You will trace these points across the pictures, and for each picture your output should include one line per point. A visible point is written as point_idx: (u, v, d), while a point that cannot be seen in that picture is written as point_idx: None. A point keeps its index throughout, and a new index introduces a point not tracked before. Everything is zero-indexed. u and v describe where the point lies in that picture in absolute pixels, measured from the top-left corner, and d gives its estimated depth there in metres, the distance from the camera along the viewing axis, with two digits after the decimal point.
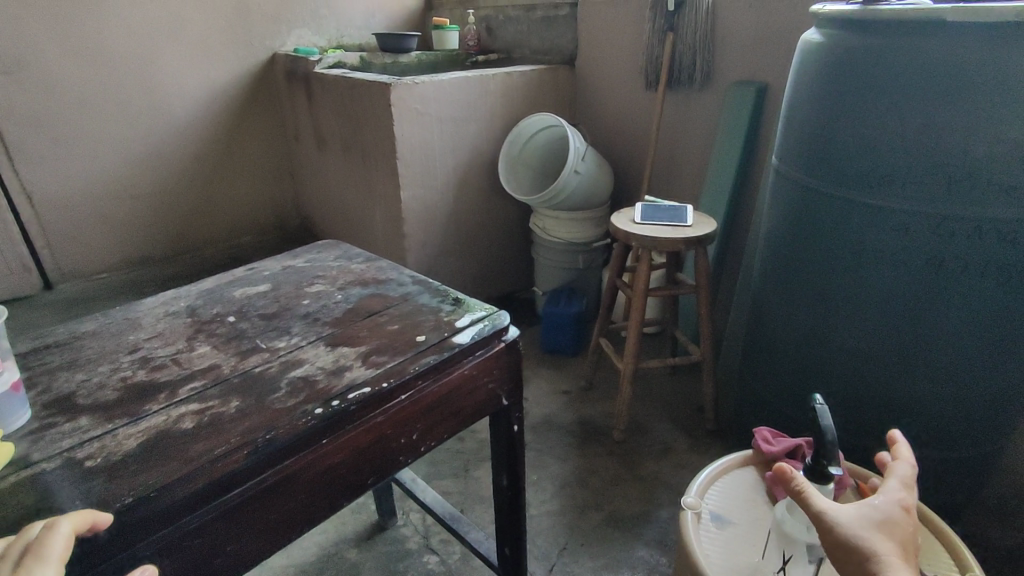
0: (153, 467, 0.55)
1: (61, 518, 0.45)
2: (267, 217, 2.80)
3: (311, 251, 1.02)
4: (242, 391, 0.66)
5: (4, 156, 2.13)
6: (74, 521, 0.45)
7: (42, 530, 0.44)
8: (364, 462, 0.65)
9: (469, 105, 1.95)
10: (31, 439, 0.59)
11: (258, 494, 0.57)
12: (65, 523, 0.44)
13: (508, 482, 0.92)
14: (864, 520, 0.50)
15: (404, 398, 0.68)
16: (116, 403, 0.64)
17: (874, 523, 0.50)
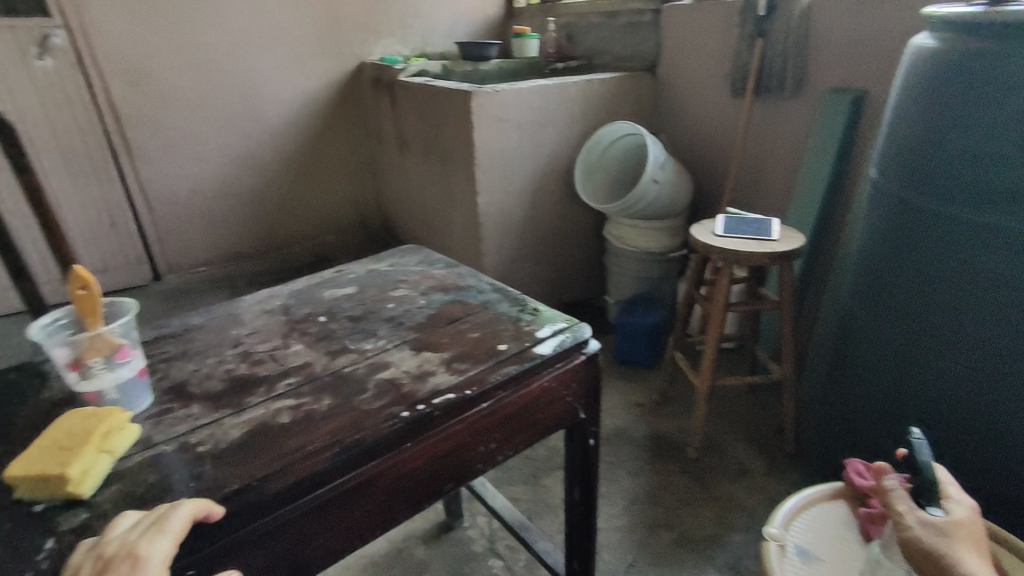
0: (252, 459, 0.58)
1: (184, 500, 0.50)
2: (352, 218, 2.96)
3: (395, 254, 1.05)
4: (333, 390, 0.69)
5: (123, 158, 2.35)
6: (195, 506, 0.50)
7: (168, 509, 0.49)
8: (443, 468, 0.66)
9: (549, 113, 1.96)
10: (150, 424, 0.64)
11: (344, 493, 0.58)
12: (186, 507, 0.49)
13: (580, 496, 0.91)
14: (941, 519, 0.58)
15: (485, 407, 0.68)
16: (221, 395, 0.68)
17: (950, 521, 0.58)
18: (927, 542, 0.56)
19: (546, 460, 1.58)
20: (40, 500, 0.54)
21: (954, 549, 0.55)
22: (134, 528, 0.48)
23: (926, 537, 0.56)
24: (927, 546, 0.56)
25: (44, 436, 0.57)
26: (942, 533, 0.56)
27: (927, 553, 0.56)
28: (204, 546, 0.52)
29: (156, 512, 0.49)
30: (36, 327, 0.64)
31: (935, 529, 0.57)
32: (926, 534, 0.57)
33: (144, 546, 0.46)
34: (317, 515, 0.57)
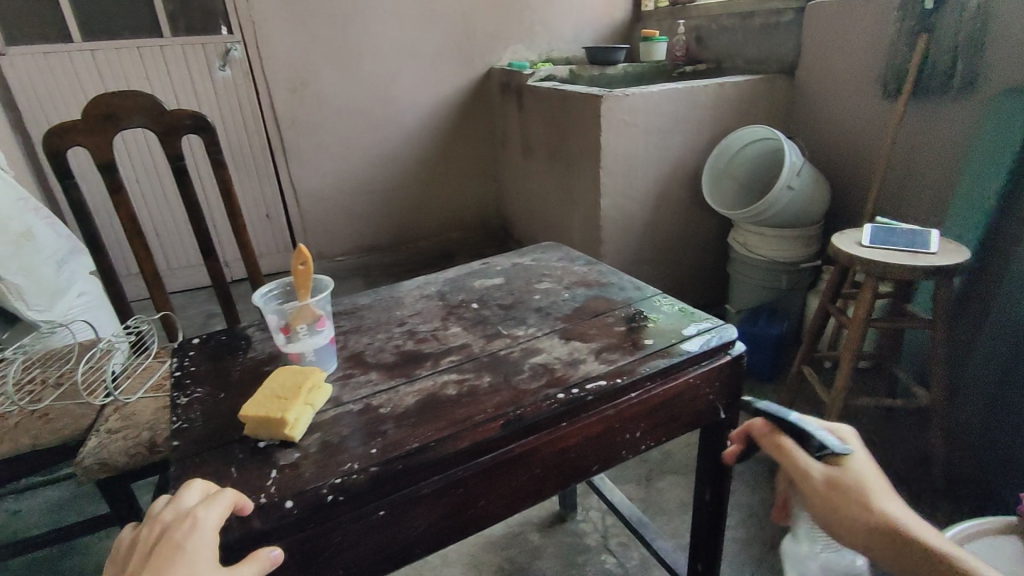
0: (429, 422, 0.65)
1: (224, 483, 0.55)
2: (474, 217, 3.13)
3: (536, 251, 1.11)
4: (492, 368, 0.75)
5: (281, 156, 2.63)
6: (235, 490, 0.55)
7: (207, 489, 0.54)
8: (593, 450, 0.70)
9: (678, 117, 1.94)
10: (339, 385, 0.74)
11: (507, 461, 0.64)
12: (229, 488, 0.54)
13: (712, 497, 0.91)
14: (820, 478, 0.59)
15: (635, 396, 0.71)
16: (395, 365, 0.77)
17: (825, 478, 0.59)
18: (842, 483, 0.58)
19: (661, 464, 1.58)
20: (263, 439, 0.64)
21: (869, 481, 0.57)
22: (178, 502, 0.53)
23: (839, 479, 0.58)
24: (848, 488, 0.57)
25: (263, 387, 0.67)
26: (848, 471, 0.58)
27: (855, 499, 0.56)
28: (392, 491, 0.60)
29: (197, 492, 0.54)
30: (257, 294, 0.75)
31: (843, 468, 0.58)
32: (841, 477, 0.58)
33: (198, 510, 0.51)
34: (485, 478, 0.63)
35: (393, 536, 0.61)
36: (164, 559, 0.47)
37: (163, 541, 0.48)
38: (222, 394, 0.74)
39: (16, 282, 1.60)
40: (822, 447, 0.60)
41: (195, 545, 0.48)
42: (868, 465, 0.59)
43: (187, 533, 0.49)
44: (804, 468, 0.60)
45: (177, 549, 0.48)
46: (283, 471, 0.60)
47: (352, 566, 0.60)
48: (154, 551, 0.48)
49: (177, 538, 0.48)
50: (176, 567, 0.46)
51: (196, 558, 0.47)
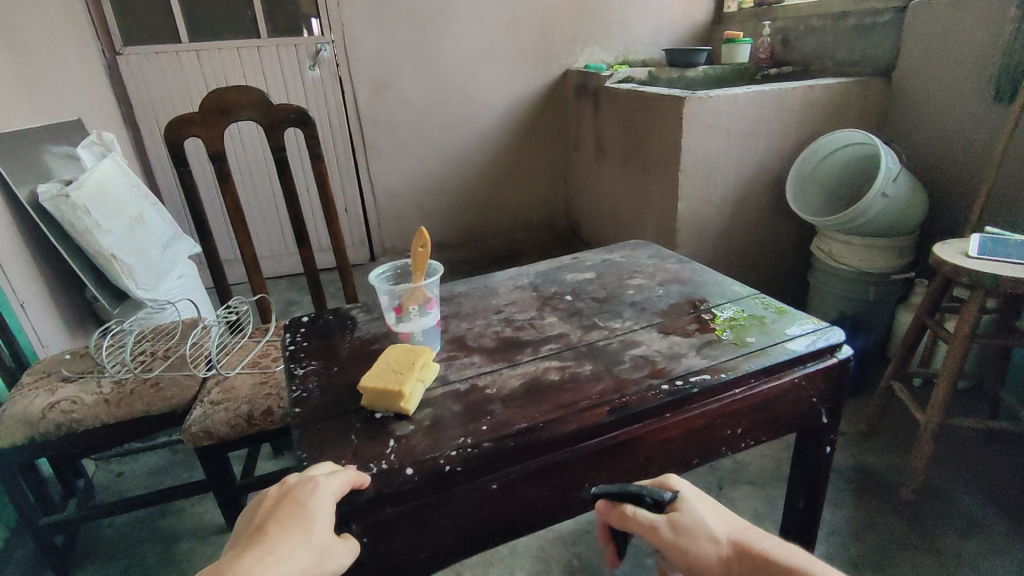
0: (535, 404, 0.67)
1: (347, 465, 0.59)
2: (542, 217, 3.15)
3: (625, 248, 1.12)
4: (591, 356, 0.77)
5: (361, 153, 2.73)
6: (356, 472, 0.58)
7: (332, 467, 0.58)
8: (694, 443, 0.71)
9: (763, 120, 1.89)
10: (444, 365, 0.77)
11: (611, 447, 0.65)
12: (353, 469, 0.58)
13: (805, 505, 0.89)
14: (696, 521, 0.56)
15: (738, 392, 0.71)
16: (496, 350, 0.80)
17: (696, 520, 0.56)
18: (685, 526, 0.55)
19: (734, 473, 1.55)
20: (378, 410, 0.68)
21: (706, 515, 0.56)
22: (308, 470, 0.57)
23: (684, 524, 0.55)
24: (691, 528, 0.55)
25: (379, 361, 0.71)
26: (687, 511, 0.57)
27: (701, 538, 0.54)
28: (502, 467, 0.62)
29: (325, 466, 0.58)
30: (372, 274, 0.79)
31: (682, 510, 0.56)
32: (680, 520, 0.56)
33: (321, 475, 0.55)
34: (589, 461, 0.65)
35: (500, 511, 0.63)
36: (287, 513, 0.52)
37: (290, 495, 0.54)
38: (335, 368, 0.78)
39: (128, 262, 1.74)
40: (652, 497, 0.58)
41: (315, 508, 0.52)
42: (698, 499, 0.59)
43: (311, 493, 0.53)
44: (648, 523, 0.56)
45: (300, 506, 0.52)
46: (400, 441, 0.63)
47: (462, 536, 0.62)
48: (280, 505, 0.53)
49: (300, 497, 0.53)
50: (296, 524, 0.51)
51: (314, 519, 0.52)
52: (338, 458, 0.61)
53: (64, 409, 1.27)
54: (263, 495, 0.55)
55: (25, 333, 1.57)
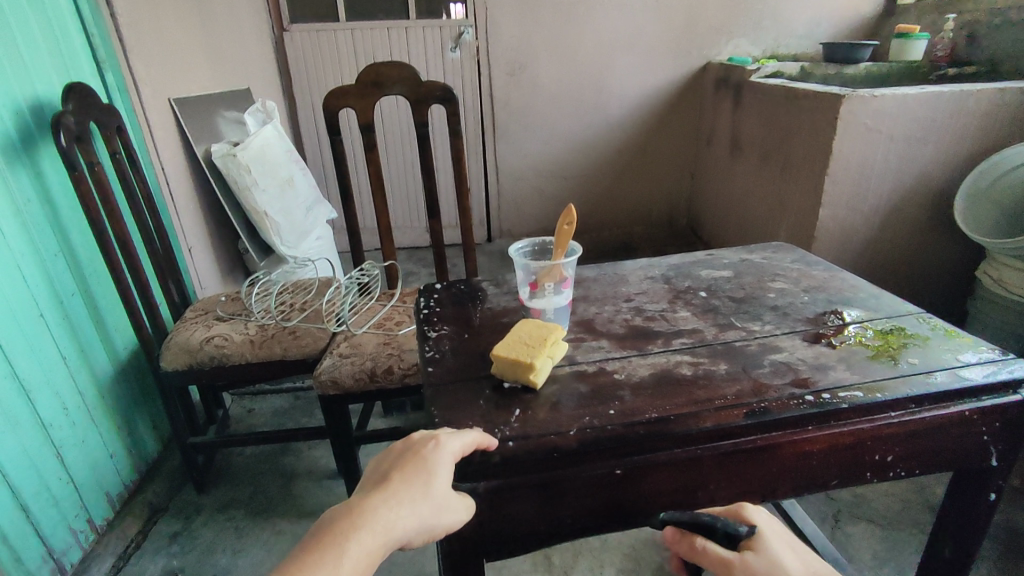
0: (666, 396, 0.65)
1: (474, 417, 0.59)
2: (662, 212, 3.06)
3: (767, 250, 1.06)
4: (727, 356, 0.73)
5: (491, 136, 2.80)
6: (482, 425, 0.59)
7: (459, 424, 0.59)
8: (835, 463, 0.65)
9: (935, 125, 1.69)
10: (571, 346, 0.77)
11: (746, 452, 0.62)
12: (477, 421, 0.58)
13: (953, 556, 0.80)
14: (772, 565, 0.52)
15: (893, 416, 0.64)
16: (626, 337, 0.79)
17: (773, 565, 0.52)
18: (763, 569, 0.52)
19: (852, 507, 1.45)
20: (507, 379, 0.69)
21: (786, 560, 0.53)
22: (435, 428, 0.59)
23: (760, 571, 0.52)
24: (769, 571, 0.52)
25: (512, 333, 0.72)
26: (763, 552, 0.53)
27: None
28: (629, 454, 0.61)
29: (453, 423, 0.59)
30: (511, 249, 0.81)
31: (760, 552, 0.53)
32: (755, 561, 0.52)
33: (444, 434, 0.56)
34: (720, 463, 0.62)
35: (621, 498, 0.62)
36: (410, 464, 0.53)
37: (413, 450, 0.55)
38: (466, 335, 0.81)
39: (277, 219, 1.91)
40: (727, 531, 0.55)
41: (437, 463, 0.53)
42: (778, 540, 0.55)
43: (433, 451, 0.54)
44: (720, 561, 0.54)
45: (422, 461, 0.53)
46: (525, 412, 0.64)
47: (580, 518, 0.62)
48: (405, 458, 0.54)
49: (423, 452, 0.54)
50: (417, 475, 0.52)
51: (434, 474, 0.53)
52: (468, 420, 0.64)
53: (217, 343, 1.42)
54: (393, 447, 0.56)
55: (189, 274, 1.77)
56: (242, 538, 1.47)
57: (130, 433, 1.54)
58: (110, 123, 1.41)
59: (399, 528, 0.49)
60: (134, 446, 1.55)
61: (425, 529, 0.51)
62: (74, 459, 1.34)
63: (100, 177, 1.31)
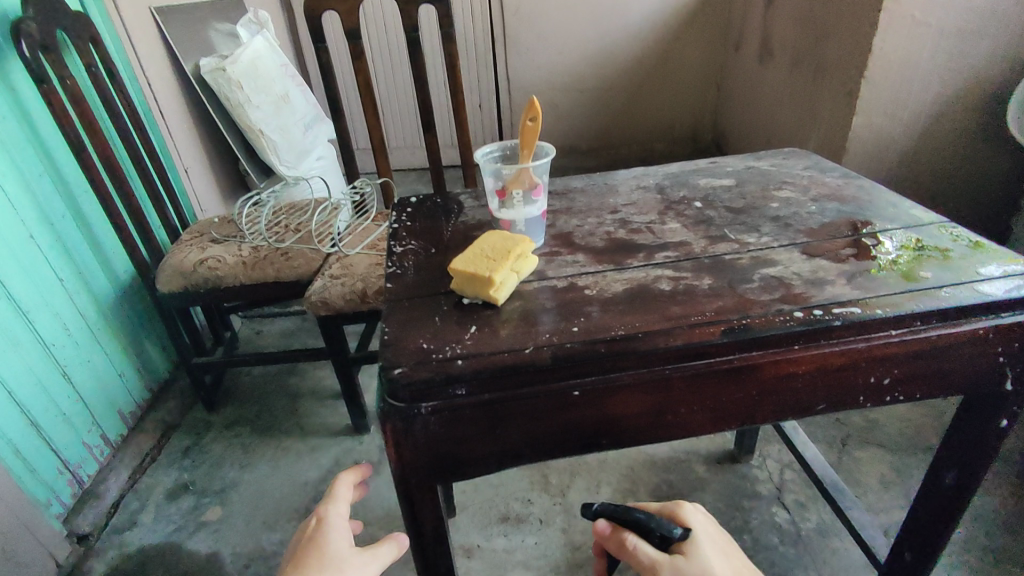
0: (637, 312, 0.59)
1: (341, 475, 0.64)
2: (685, 127, 2.88)
3: (777, 156, 0.95)
4: (713, 271, 0.66)
5: (502, 47, 2.62)
6: (352, 473, 0.65)
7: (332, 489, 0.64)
8: (822, 386, 0.59)
9: (993, 16, 1.49)
10: (543, 261, 0.70)
11: (721, 374, 0.56)
12: (347, 475, 0.64)
13: (955, 482, 0.75)
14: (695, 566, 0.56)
15: (893, 335, 0.57)
16: (604, 250, 0.72)
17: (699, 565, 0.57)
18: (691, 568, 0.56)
19: (863, 431, 1.41)
20: (467, 296, 0.64)
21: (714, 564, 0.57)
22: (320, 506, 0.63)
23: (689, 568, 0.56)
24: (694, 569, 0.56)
25: (473, 246, 0.66)
26: (692, 553, 0.58)
27: None
28: (590, 374, 0.56)
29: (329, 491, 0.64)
30: (478, 153, 0.74)
31: (690, 553, 0.57)
32: (684, 561, 0.57)
33: (323, 508, 0.61)
34: (690, 385, 0.57)
35: (582, 421, 0.57)
36: (304, 551, 0.57)
37: (306, 538, 0.59)
38: (433, 250, 0.75)
39: (274, 138, 1.81)
40: (661, 532, 0.60)
41: (327, 537, 0.58)
42: (707, 542, 0.60)
43: (321, 529, 0.59)
44: (651, 561, 0.58)
45: (314, 541, 0.58)
46: (482, 330, 0.59)
47: (538, 441, 0.58)
48: (301, 547, 0.58)
49: (312, 534, 0.59)
50: (312, 555, 0.57)
51: (327, 546, 0.58)
52: (419, 338, 0.59)
53: (210, 266, 1.39)
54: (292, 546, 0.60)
55: (186, 196, 1.74)
56: (249, 454, 1.52)
57: (138, 354, 1.56)
58: (82, 33, 1.34)
59: None
60: (143, 366, 1.57)
61: None
62: (82, 378, 1.37)
63: (74, 91, 1.25)
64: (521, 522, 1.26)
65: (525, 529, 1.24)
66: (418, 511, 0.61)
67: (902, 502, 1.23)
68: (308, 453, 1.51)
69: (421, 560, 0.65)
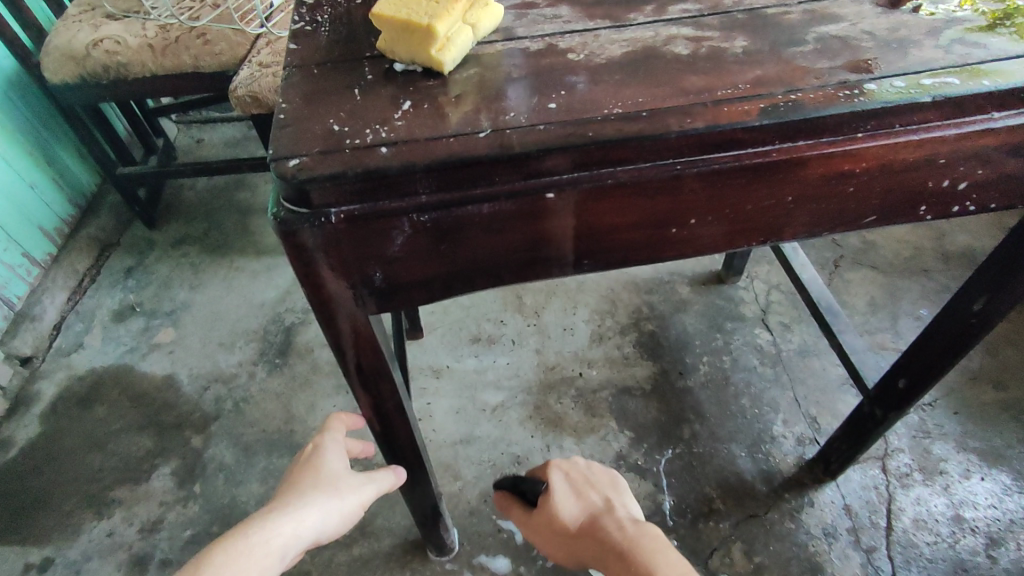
0: (643, 84, 0.42)
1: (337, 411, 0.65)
2: None
3: None
4: (749, 29, 0.47)
5: None
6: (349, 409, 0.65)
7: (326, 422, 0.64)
8: (879, 193, 0.44)
9: None
10: (511, 16, 0.50)
11: (753, 172, 0.41)
12: (344, 411, 0.65)
13: (985, 308, 0.65)
14: (540, 516, 0.64)
15: (996, 119, 0.41)
16: (598, 3, 0.51)
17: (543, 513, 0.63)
18: (542, 519, 0.64)
19: (858, 253, 1.31)
20: (401, 60, 0.45)
21: (558, 506, 0.62)
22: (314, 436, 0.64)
23: (542, 520, 0.64)
24: (543, 519, 0.63)
25: None
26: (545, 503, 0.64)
27: (551, 530, 0.62)
28: (572, 170, 0.40)
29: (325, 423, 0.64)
30: None
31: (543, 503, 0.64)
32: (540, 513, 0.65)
33: (321, 436, 0.62)
34: (709, 188, 0.41)
35: (557, 236, 0.43)
36: (299, 473, 0.58)
37: (301, 462, 0.60)
38: (358, 1, 0.53)
39: None
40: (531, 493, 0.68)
41: (322, 462, 0.59)
42: (567, 483, 0.64)
43: (317, 456, 0.59)
44: (523, 520, 0.68)
45: (308, 465, 0.59)
46: (419, 107, 0.41)
47: (498, 262, 0.44)
48: (295, 472, 0.59)
49: (308, 458, 0.59)
50: (307, 476, 0.57)
51: (322, 468, 0.58)
52: (328, 118, 0.41)
53: (108, 49, 1.12)
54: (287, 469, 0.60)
55: None
56: (199, 274, 1.40)
57: (49, 161, 1.35)
58: None
59: (304, 522, 0.52)
60: (60, 176, 1.37)
61: (335, 512, 0.55)
62: None
63: None
64: (492, 343, 1.19)
65: (496, 350, 1.18)
66: (350, 347, 0.49)
67: (889, 325, 1.18)
68: (263, 273, 1.39)
69: (363, 396, 0.56)
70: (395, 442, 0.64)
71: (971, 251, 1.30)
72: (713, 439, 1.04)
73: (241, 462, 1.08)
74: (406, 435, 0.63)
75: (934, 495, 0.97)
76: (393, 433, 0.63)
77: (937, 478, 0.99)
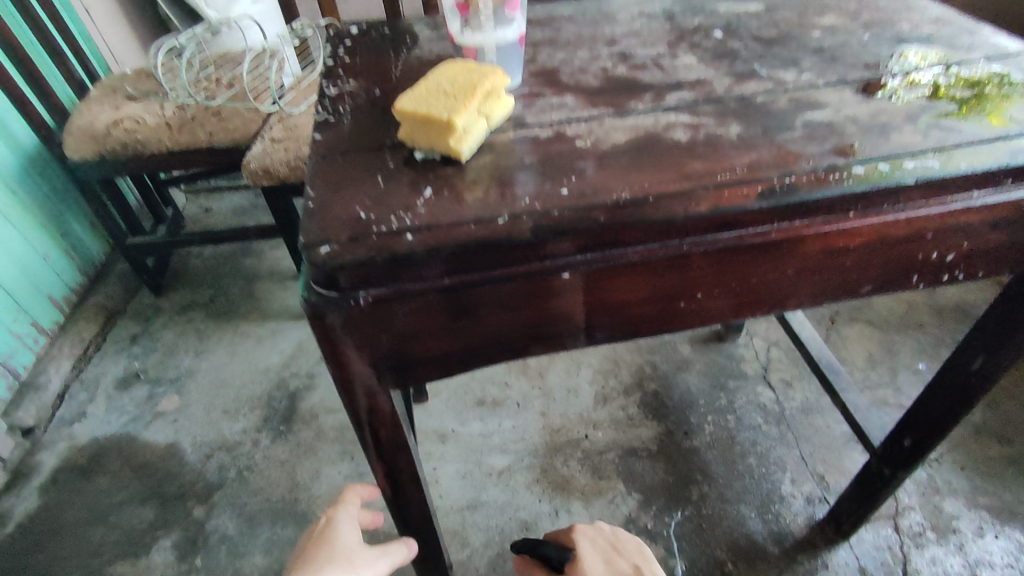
0: (647, 169, 0.45)
1: (351, 486, 0.65)
2: None
3: None
4: (742, 116, 0.51)
5: None
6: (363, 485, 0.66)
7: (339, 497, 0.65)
8: (873, 265, 0.47)
9: None
10: (520, 105, 0.54)
11: (754, 249, 0.44)
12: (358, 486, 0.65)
13: (983, 367, 0.67)
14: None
15: (976, 197, 0.44)
16: (600, 92, 0.55)
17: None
18: None
19: (854, 309, 1.34)
20: (421, 149, 0.48)
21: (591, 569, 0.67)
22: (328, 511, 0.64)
23: None
24: None
25: (427, 79, 0.49)
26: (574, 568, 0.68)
27: None
28: (585, 250, 0.42)
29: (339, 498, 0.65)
30: None
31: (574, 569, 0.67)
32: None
33: (334, 510, 0.62)
34: (714, 263, 0.44)
35: (571, 311, 0.45)
36: (312, 547, 0.58)
37: (314, 538, 0.59)
38: (377, 92, 0.58)
39: None
40: (556, 558, 0.70)
41: (335, 536, 0.59)
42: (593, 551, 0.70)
43: (329, 530, 0.59)
44: None
45: (321, 540, 0.58)
46: (440, 192, 0.44)
47: (514, 336, 0.46)
48: (307, 547, 0.58)
49: (321, 534, 0.59)
50: (320, 551, 0.57)
51: (334, 542, 0.58)
52: (354, 205, 0.44)
53: (127, 128, 1.17)
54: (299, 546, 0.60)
55: (95, 45, 1.44)
56: (204, 341, 1.41)
57: (63, 233, 1.38)
58: None
59: None
60: (72, 248, 1.40)
61: None
62: None
63: None
64: (497, 405, 1.20)
65: (502, 413, 1.18)
66: (368, 421, 0.50)
67: (890, 380, 1.19)
68: (268, 339, 1.40)
69: (378, 468, 0.56)
70: (407, 512, 0.64)
71: (963, 306, 1.32)
72: (722, 500, 1.03)
73: (244, 534, 1.06)
74: (419, 504, 0.63)
75: (949, 554, 0.96)
76: (406, 504, 0.62)
77: (950, 537, 0.98)
